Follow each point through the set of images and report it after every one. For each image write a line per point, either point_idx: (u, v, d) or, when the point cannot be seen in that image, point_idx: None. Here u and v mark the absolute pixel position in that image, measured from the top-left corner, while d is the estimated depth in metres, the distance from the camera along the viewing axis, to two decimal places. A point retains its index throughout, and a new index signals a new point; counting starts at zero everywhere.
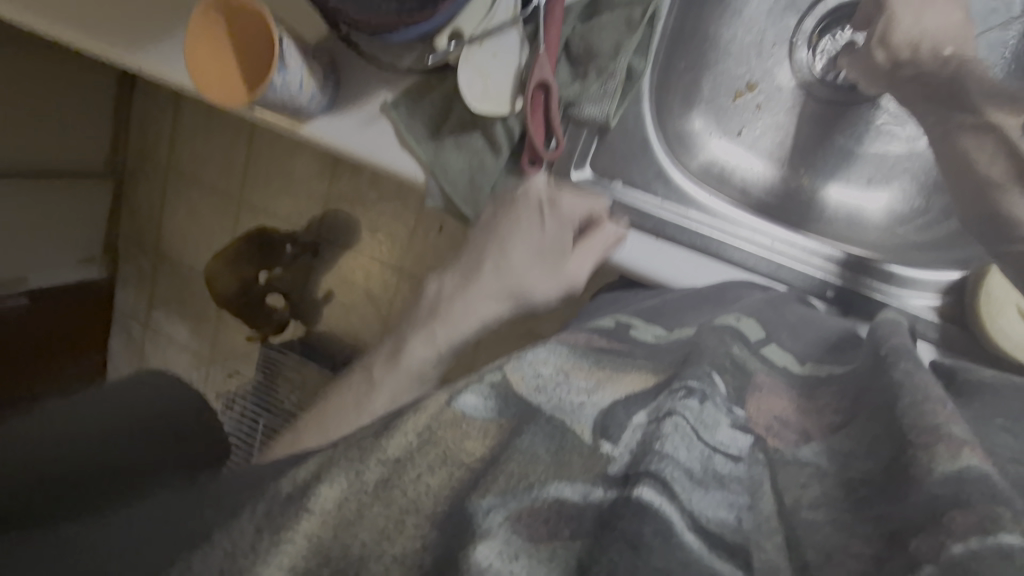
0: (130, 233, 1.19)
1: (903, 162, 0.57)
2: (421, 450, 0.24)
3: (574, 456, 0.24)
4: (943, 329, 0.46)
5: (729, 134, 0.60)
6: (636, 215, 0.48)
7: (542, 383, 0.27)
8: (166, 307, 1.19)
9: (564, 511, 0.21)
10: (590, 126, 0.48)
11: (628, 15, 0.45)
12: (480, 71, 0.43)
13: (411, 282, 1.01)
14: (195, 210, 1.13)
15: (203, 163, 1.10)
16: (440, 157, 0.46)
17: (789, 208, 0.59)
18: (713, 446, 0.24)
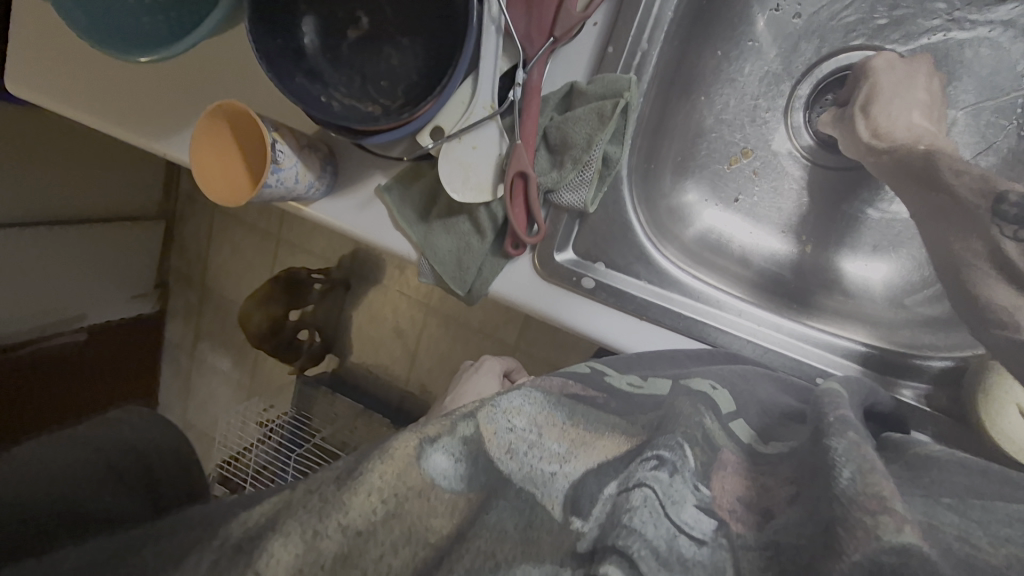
0: (177, 273, 1.27)
1: (909, 232, 0.59)
2: (387, 523, 0.25)
3: (543, 534, 0.25)
4: (940, 423, 0.47)
5: (727, 201, 0.62)
6: (616, 298, 0.51)
7: (513, 443, 0.28)
8: (206, 342, 1.26)
9: None
10: (571, 212, 0.50)
11: (598, 109, 0.45)
12: (464, 165, 0.47)
13: (440, 322, 1.04)
14: (239, 252, 1.20)
15: (245, 214, 1.17)
16: (429, 238, 0.51)
17: (793, 275, 0.60)
18: (678, 525, 0.25)
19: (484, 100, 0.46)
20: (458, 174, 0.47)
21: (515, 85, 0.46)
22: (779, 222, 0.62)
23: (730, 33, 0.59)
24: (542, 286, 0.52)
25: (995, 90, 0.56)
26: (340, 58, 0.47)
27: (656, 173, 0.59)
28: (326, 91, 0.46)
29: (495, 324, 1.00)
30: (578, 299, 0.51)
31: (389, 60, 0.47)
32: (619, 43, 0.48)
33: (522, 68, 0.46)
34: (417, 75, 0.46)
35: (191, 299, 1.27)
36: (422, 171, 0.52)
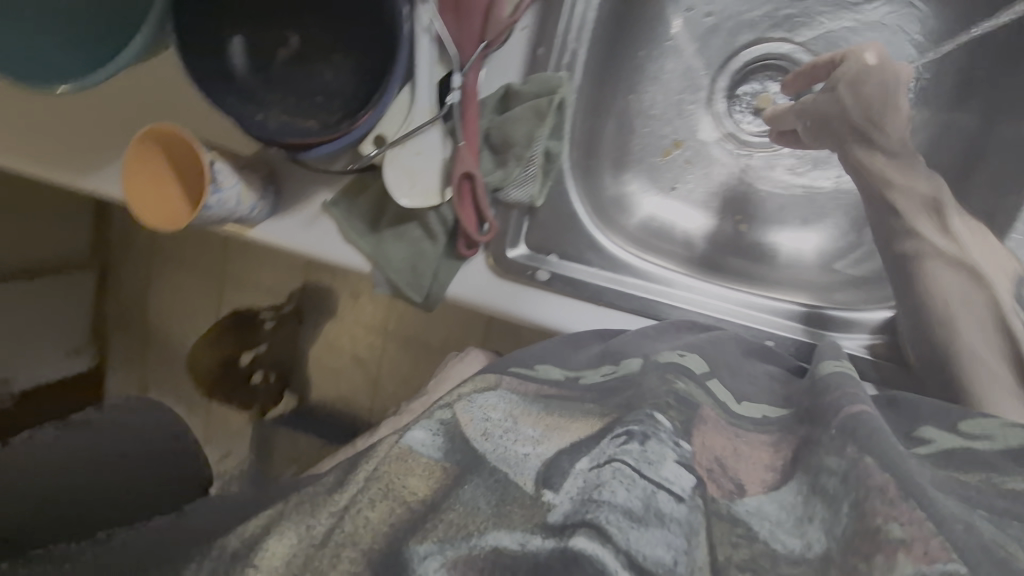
0: (115, 321, 1.21)
1: (833, 201, 0.63)
2: (367, 486, 0.27)
3: (515, 507, 0.26)
4: (882, 368, 0.50)
5: (664, 190, 0.65)
6: (574, 287, 0.53)
7: (489, 429, 0.29)
8: (154, 390, 1.20)
9: (501, 559, 0.24)
10: (519, 208, 0.53)
11: (535, 106, 0.48)
12: (409, 170, 0.49)
13: (401, 344, 1.04)
14: (181, 293, 1.16)
15: (184, 254, 1.13)
16: (381, 248, 0.52)
17: (736, 252, 0.64)
18: (658, 482, 0.26)
19: (423, 107, 0.48)
20: (404, 180, 0.49)
21: (453, 88, 0.48)
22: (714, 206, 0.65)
23: (651, 34, 0.63)
24: (498, 284, 0.54)
25: None
26: (275, 80, 0.48)
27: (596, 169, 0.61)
28: (264, 110, 0.47)
29: (456, 339, 1.00)
30: (534, 292, 0.53)
31: (322, 75, 0.48)
32: (548, 44, 0.51)
33: (457, 72, 0.48)
34: (352, 89, 0.47)
35: (134, 348, 1.20)
36: (367, 183, 0.52)
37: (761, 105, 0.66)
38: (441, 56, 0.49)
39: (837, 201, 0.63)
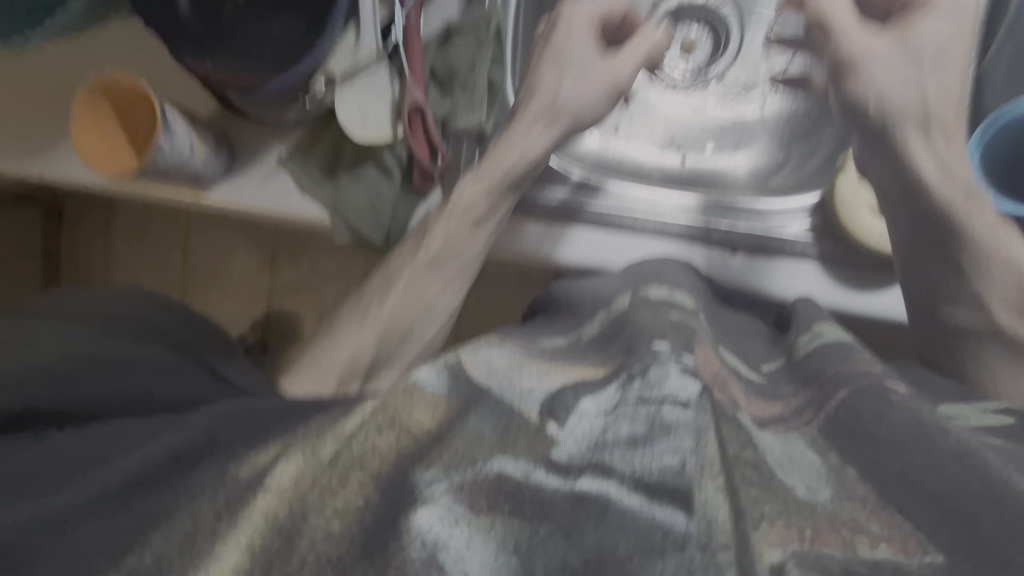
0: None
1: (757, 126, 0.65)
2: (372, 417, 0.25)
3: (520, 436, 0.25)
4: (819, 246, 0.51)
5: (609, 132, 0.65)
6: (528, 207, 0.53)
7: (495, 371, 0.30)
8: None
9: (506, 488, 0.23)
10: (469, 137, 0.52)
11: (476, 35, 0.49)
12: (359, 104, 0.48)
13: None
14: None
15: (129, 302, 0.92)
16: (338, 194, 0.51)
17: (686, 180, 0.63)
18: (661, 398, 0.27)
19: (368, 43, 0.48)
20: (355, 115, 0.48)
21: (395, 26, 0.48)
22: (658, 138, 0.65)
23: None
24: None
25: None
26: (222, 28, 0.46)
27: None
28: (210, 59, 0.44)
29: None
30: None
31: (270, 25, 0.46)
32: None
33: (398, 7, 0.48)
34: (300, 35, 0.45)
35: None
36: (320, 132, 0.52)
37: (689, 46, 0.66)
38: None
39: (762, 125, 0.65)
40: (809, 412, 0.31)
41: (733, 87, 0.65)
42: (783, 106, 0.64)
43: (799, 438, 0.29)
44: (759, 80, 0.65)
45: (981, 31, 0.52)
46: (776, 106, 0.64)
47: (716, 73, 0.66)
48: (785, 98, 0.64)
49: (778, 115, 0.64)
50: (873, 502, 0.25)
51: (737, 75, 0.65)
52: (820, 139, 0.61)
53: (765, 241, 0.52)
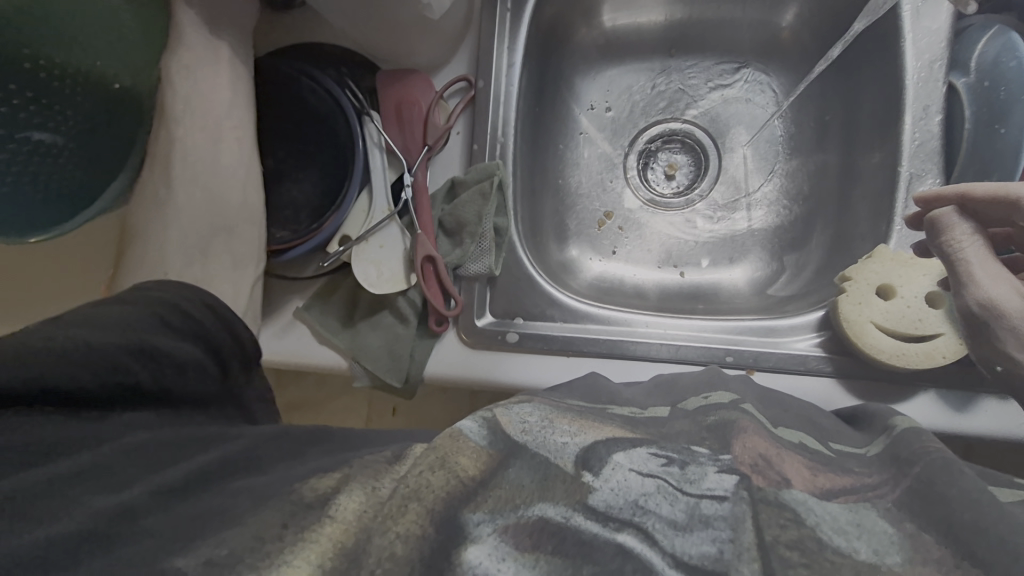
0: None
1: (749, 239, 0.72)
2: (423, 457, 0.31)
3: (558, 482, 0.31)
4: (833, 360, 0.55)
5: (607, 254, 0.72)
6: (544, 342, 0.57)
7: (528, 426, 0.35)
8: None
9: (546, 527, 0.28)
10: (480, 280, 0.58)
11: (480, 189, 0.58)
12: (375, 262, 0.55)
13: None
14: None
15: None
16: (357, 340, 0.56)
17: (689, 296, 0.69)
18: (701, 493, 0.31)
19: (380, 206, 0.56)
20: (372, 270, 0.55)
21: (406, 186, 0.57)
22: (654, 259, 0.72)
23: (567, 131, 0.74)
24: (471, 354, 0.57)
25: (760, 121, 0.75)
26: None
27: (537, 238, 0.68)
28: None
29: None
30: (507, 356, 0.57)
31: (290, 191, 0.53)
32: (481, 139, 0.61)
33: (407, 172, 0.58)
34: (317, 198, 0.53)
35: None
36: (337, 284, 0.58)
37: (671, 172, 0.76)
38: (392, 162, 0.58)
39: (752, 238, 0.72)
40: (869, 490, 0.35)
41: (719, 206, 0.74)
42: (770, 222, 0.72)
43: (870, 508, 0.33)
44: (740, 199, 0.73)
45: (940, 154, 0.59)
46: (762, 223, 0.72)
47: (698, 196, 0.75)
48: (769, 214, 0.72)
49: (765, 231, 0.72)
50: (949, 563, 0.29)
51: (719, 195, 0.74)
52: (810, 250, 0.68)
53: (774, 357, 0.56)
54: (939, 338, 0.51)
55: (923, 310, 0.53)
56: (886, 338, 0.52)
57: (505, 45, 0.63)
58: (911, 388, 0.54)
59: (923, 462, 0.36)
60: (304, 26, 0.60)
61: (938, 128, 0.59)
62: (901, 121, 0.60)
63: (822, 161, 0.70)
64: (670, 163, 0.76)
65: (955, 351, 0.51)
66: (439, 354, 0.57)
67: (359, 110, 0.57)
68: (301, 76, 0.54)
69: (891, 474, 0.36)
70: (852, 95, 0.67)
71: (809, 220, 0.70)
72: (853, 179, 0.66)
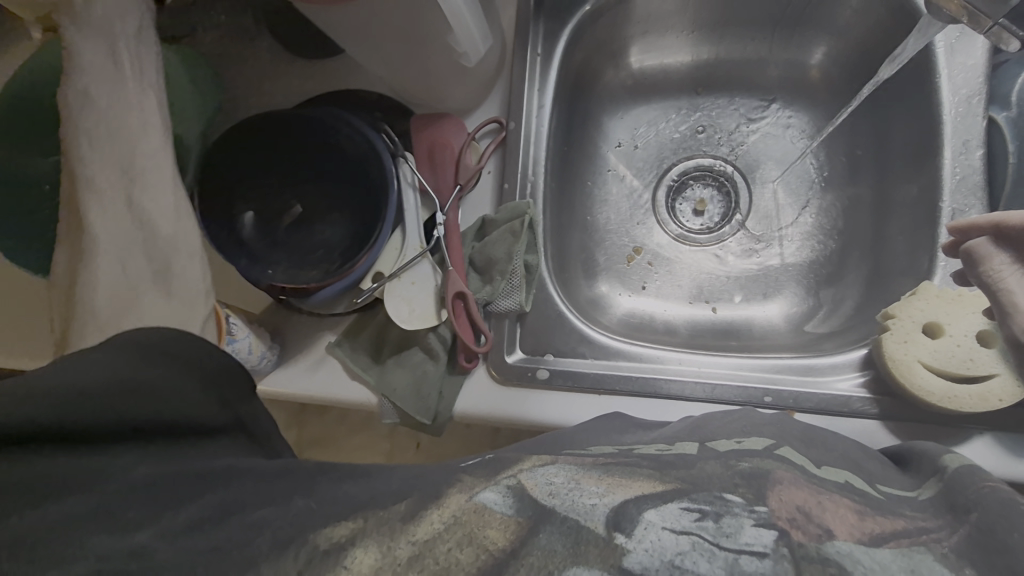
0: None
1: (783, 274, 0.71)
2: (450, 530, 0.32)
3: (591, 547, 0.31)
4: (878, 402, 0.54)
5: (636, 290, 0.71)
6: (573, 380, 0.57)
7: (554, 488, 0.34)
8: None
9: None
10: (510, 316, 0.59)
11: (510, 228, 0.58)
12: (407, 298, 0.56)
13: None
14: None
15: None
16: (386, 378, 0.56)
17: (723, 333, 0.68)
18: (739, 549, 0.30)
19: (413, 243, 0.57)
20: (404, 307, 0.56)
21: (437, 225, 0.58)
22: (684, 295, 0.71)
23: (594, 167, 0.75)
24: (502, 391, 0.57)
25: (789, 157, 0.74)
26: (278, 242, 0.54)
27: (565, 273, 0.68)
28: (269, 271, 0.52)
29: None
30: (536, 393, 0.57)
31: (322, 233, 0.55)
32: (511, 179, 0.62)
33: (439, 212, 0.59)
34: (349, 240, 0.54)
35: None
36: (365, 321, 0.59)
37: (700, 207, 0.76)
38: (425, 202, 0.59)
39: (786, 273, 0.71)
40: (923, 534, 0.34)
41: (750, 242, 0.73)
42: (804, 258, 0.71)
43: (924, 553, 0.32)
44: (773, 235, 0.73)
45: (983, 188, 0.56)
46: (796, 258, 0.71)
47: (728, 232, 0.75)
48: (803, 248, 0.71)
49: (799, 266, 0.71)
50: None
51: (752, 230, 0.74)
52: (844, 286, 0.67)
53: (816, 398, 0.54)
54: (992, 380, 0.49)
55: (972, 349, 0.51)
56: (934, 379, 0.50)
57: (534, 88, 0.64)
58: (962, 431, 0.52)
59: (981, 507, 0.34)
60: (342, 79, 0.63)
61: (980, 162, 0.57)
62: (939, 157, 0.58)
63: (856, 195, 0.69)
64: (700, 198, 0.76)
65: (1014, 394, 0.48)
66: (469, 391, 0.58)
67: (394, 152, 0.58)
68: (335, 119, 0.55)
69: (947, 519, 0.35)
70: (884, 131, 0.66)
71: (845, 254, 0.69)
72: (888, 209, 0.65)
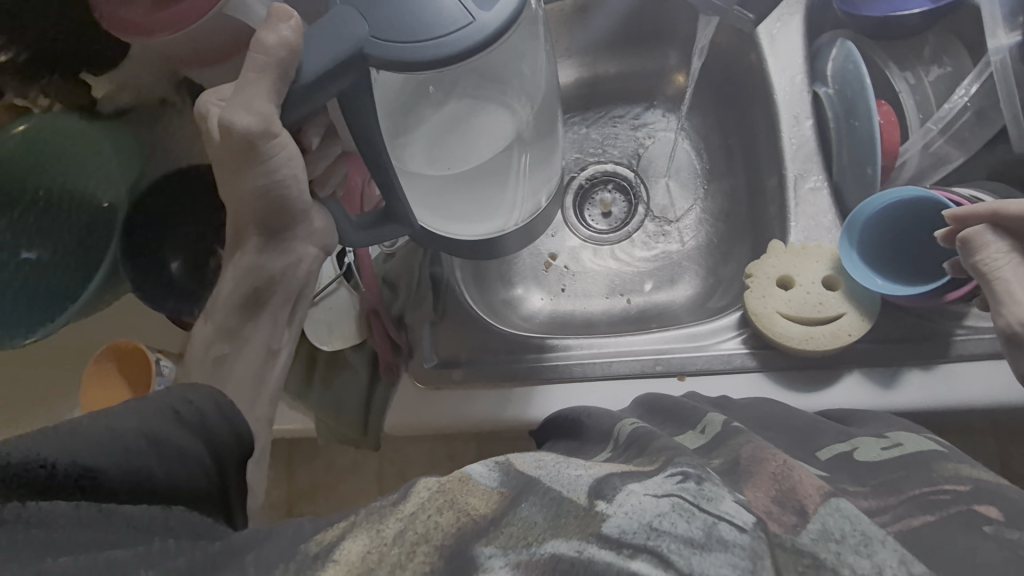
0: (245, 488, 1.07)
1: (685, 256, 0.91)
2: (432, 499, 0.32)
3: (571, 518, 0.31)
4: (755, 356, 0.68)
5: (556, 291, 0.90)
6: (487, 376, 0.70)
7: (541, 464, 0.37)
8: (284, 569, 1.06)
9: (560, 561, 0.28)
10: (424, 323, 0.73)
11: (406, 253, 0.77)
12: (326, 322, 0.72)
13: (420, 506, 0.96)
14: None
15: None
16: (340, 390, 0.72)
17: (643, 317, 0.87)
18: (719, 515, 0.32)
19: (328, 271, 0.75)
20: (324, 330, 0.72)
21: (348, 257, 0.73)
22: (602, 291, 0.90)
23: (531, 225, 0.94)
24: (424, 396, 0.71)
25: (681, 160, 0.95)
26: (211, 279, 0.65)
27: (496, 312, 0.84)
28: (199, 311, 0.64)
29: None
30: (450, 399, 0.70)
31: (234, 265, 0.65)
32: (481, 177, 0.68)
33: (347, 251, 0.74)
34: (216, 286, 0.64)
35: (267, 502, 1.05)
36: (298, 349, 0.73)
37: (606, 208, 0.96)
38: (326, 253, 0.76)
39: (687, 260, 0.90)
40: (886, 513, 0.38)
41: (661, 231, 0.93)
42: (701, 241, 0.91)
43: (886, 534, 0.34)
44: (678, 223, 0.93)
45: (815, 155, 0.76)
46: (697, 242, 0.91)
47: (636, 225, 0.94)
48: (697, 233, 0.92)
49: (701, 247, 0.90)
50: None
51: (654, 225, 0.93)
52: (734, 263, 0.86)
53: (703, 358, 0.69)
54: (843, 318, 0.66)
55: (820, 294, 0.68)
56: (793, 326, 0.66)
57: None
58: (839, 371, 0.66)
59: (948, 512, 0.37)
60: None
61: (809, 131, 0.76)
62: (782, 152, 0.77)
63: (733, 184, 0.90)
64: (605, 202, 0.96)
65: (856, 326, 0.65)
66: (402, 399, 0.71)
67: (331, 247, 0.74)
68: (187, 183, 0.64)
69: (890, 500, 0.39)
70: (750, 134, 0.86)
71: (731, 241, 0.88)
72: (762, 197, 0.84)
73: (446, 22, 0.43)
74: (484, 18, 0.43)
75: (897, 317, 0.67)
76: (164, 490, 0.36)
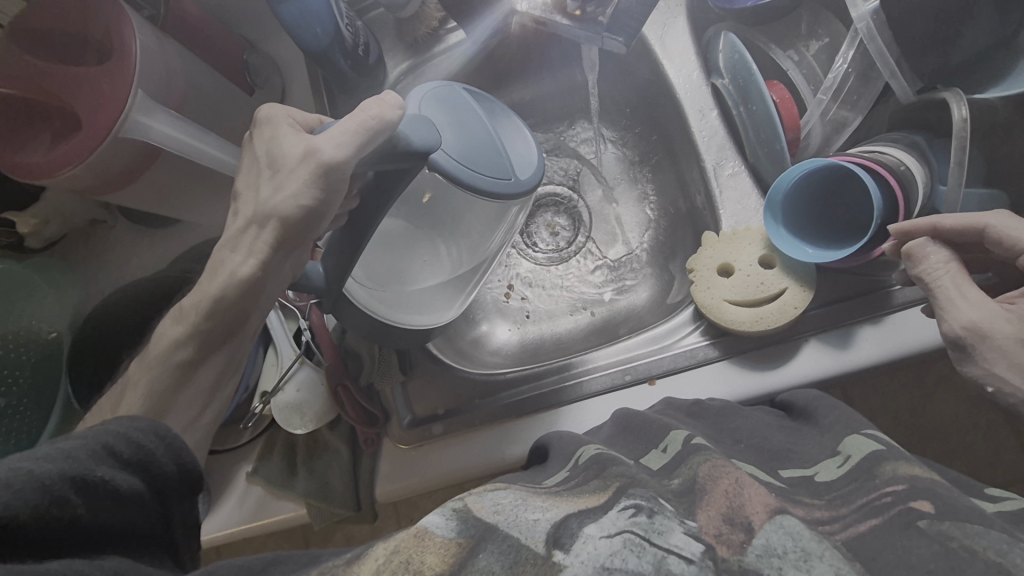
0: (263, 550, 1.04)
1: (640, 256, 0.95)
2: (386, 562, 0.32)
3: (527, 566, 0.31)
4: (717, 347, 0.71)
5: (522, 319, 0.92)
6: (465, 423, 0.72)
7: (499, 507, 0.37)
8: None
9: None
10: (394, 385, 0.74)
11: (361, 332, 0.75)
12: (295, 407, 0.73)
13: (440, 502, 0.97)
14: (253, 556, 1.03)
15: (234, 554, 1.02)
16: (325, 466, 0.73)
17: (612, 323, 0.89)
18: (668, 549, 0.33)
19: (286, 353, 0.76)
20: (295, 414, 0.73)
21: (304, 330, 0.73)
22: (567, 310, 0.93)
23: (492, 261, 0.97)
24: (407, 448, 0.71)
25: (611, 165, 1.00)
26: None
27: (468, 355, 0.83)
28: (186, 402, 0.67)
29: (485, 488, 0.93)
30: (435, 452, 0.71)
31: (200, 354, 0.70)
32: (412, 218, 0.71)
33: (303, 321, 0.73)
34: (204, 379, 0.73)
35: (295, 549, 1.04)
36: (272, 439, 0.75)
37: (551, 230, 1.00)
38: (289, 316, 0.78)
39: (642, 261, 0.94)
40: (835, 526, 0.40)
41: (614, 238, 0.97)
42: (655, 237, 0.94)
43: (827, 544, 0.36)
44: (633, 228, 0.97)
45: (728, 145, 0.80)
46: (653, 240, 0.94)
47: (583, 238, 0.98)
48: (645, 233, 0.96)
49: (658, 242, 0.94)
50: None
51: (601, 234, 0.98)
52: (678, 256, 0.90)
53: (672, 359, 0.71)
54: (787, 293, 0.69)
55: (760, 275, 0.71)
56: (742, 311, 0.70)
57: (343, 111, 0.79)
58: (800, 343, 0.69)
59: (888, 513, 0.40)
60: (232, 124, 0.78)
61: (717, 121, 0.81)
62: (700, 156, 0.81)
63: (663, 179, 0.94)
64: (550, 224, 1.00)
65: (800, 300, 0.68)
66: (388, 465, 0.72)
67: (275, 319, 0.76)
68: (120, 297, 0.71)
69: (844, 511, 0.41)
70: (662, 123, 0.90)
71: (674, 231, 0.92)
72: (690, 188, 0.87)
73: (488, 167, 0.66)
74: (520, 181, 0.69)
75: (838, 281, 0.71)
76: (86, 531, 0.39)
